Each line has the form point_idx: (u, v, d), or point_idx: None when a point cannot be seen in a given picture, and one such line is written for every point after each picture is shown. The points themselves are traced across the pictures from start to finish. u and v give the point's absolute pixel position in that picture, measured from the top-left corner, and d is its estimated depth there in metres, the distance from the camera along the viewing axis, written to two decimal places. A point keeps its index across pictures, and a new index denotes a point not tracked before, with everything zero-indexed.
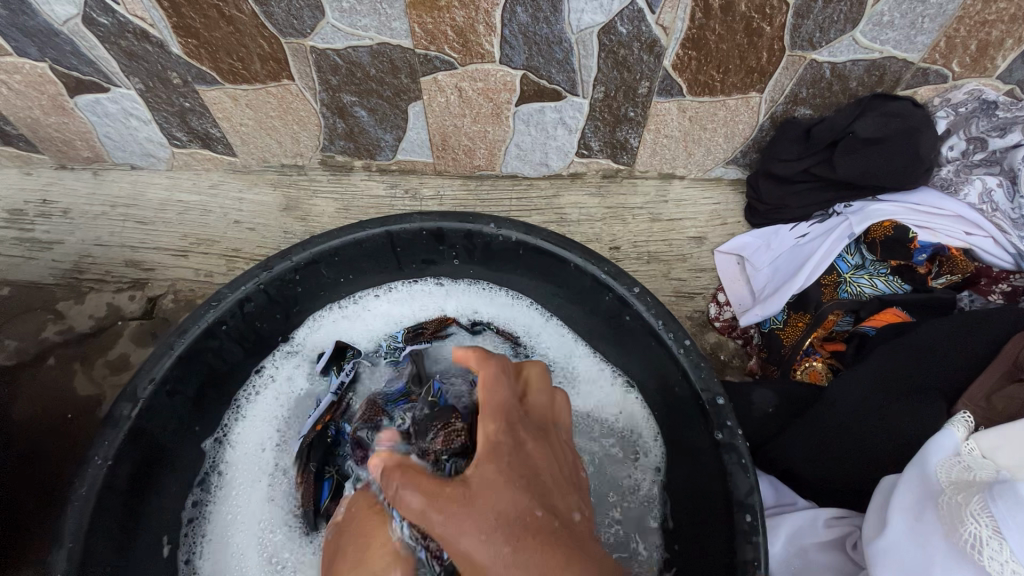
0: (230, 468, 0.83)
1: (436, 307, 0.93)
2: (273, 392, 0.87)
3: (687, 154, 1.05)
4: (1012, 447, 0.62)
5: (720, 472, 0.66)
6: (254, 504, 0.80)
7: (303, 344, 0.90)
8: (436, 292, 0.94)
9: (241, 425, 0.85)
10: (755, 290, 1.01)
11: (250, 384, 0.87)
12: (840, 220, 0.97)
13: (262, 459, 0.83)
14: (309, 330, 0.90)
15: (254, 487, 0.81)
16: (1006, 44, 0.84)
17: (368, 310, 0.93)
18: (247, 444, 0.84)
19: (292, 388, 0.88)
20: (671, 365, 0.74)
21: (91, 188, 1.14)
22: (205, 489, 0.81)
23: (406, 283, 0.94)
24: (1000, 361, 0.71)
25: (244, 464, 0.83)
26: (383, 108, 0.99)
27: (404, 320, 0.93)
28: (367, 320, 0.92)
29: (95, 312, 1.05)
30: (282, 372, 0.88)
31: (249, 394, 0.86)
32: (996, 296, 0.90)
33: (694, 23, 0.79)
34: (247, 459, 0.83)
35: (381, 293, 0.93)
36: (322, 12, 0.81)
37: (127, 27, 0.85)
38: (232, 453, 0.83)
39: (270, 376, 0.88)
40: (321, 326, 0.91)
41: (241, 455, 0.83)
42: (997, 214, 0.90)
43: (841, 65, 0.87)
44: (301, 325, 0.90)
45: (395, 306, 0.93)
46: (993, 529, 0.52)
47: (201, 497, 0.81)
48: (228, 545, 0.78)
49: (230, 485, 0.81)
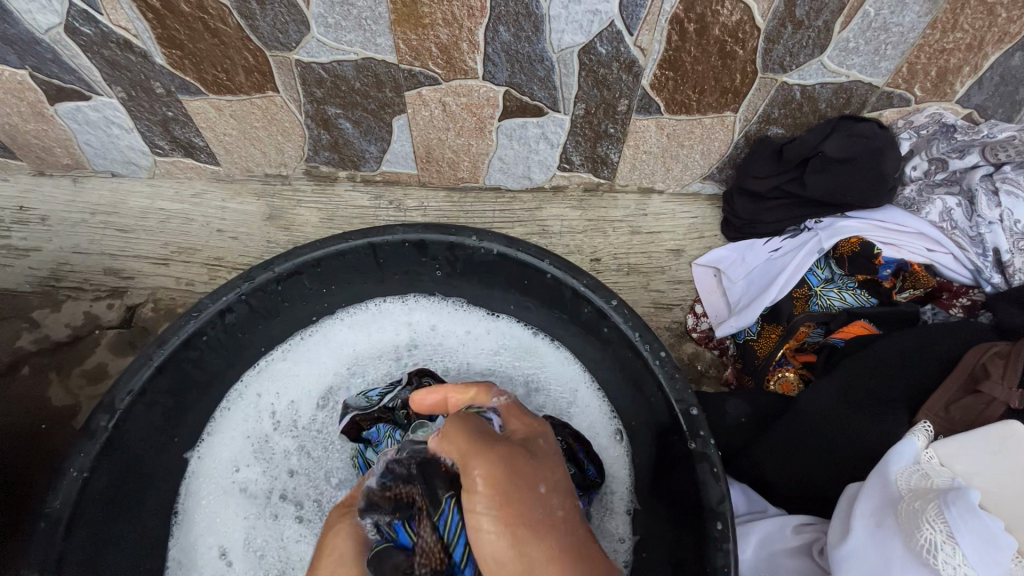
0: (205, 482, 0.83)
1: (401, 322, 0.95)
2: (244, 412, 0.87)
3: (666, 169, 1.08)
4: (968, 456, 0.66)
5: (692, 479, 0.68)
6: (235, 510, 0.82)
7: (269, 368, 0.89)
8: (400, 309, 0.96)
9: (212, 441, 0.85)
10: (730, 302, 1.04)
11: (223, 402, 0.87)
12: (809, 235, 1.00)
13: (233, 473, 0.84)
14: (281, 355, 0.91)
15: (230, 495, 0.83)
16: (963, 71, 0.88)
17: (328, 331, 0.93)
18: (221, 462, 0.84)
19: (261, 410, 0.88)
20: (646, 374, 0.76)
21: (69, 195, 1.13)
22: (177, 501, 0.81)
23: (371, 303, 0.95)
24: (959, 373, 0.75)
25: (218, 477, 0.84)
26: (368, 121, 1.00)
27: (369, 340, 0.94)
28: (330, 347, 0.93)
29: (71, 321, 1.04)
30: (251, 394, 0.88)
31: (221, 412, 0.86)
32: (957, 309, 0.94)
33: (671, 45, 0.82)
34: (221, 472, 0.84)
35: (346, 313, 0.94)
36: (307, 27, 0.82)
37: (110, 37, 0.85)
38: (205, 468, 0.84)
39: (240, 397, 0.88)
40: (292, 351, 0.91)
41: (218, 465, 0.84)
42: (956, 232, 0.94)
43: (810, 88, 0.91)
44: (273, 350, 0.90)
45: (363, 327, 0.94)
46: (947, 535, 0.56)
47: (176, 512, 0.81)
48: (213, 551, 0.80)
49: (203, 496, 0.82)
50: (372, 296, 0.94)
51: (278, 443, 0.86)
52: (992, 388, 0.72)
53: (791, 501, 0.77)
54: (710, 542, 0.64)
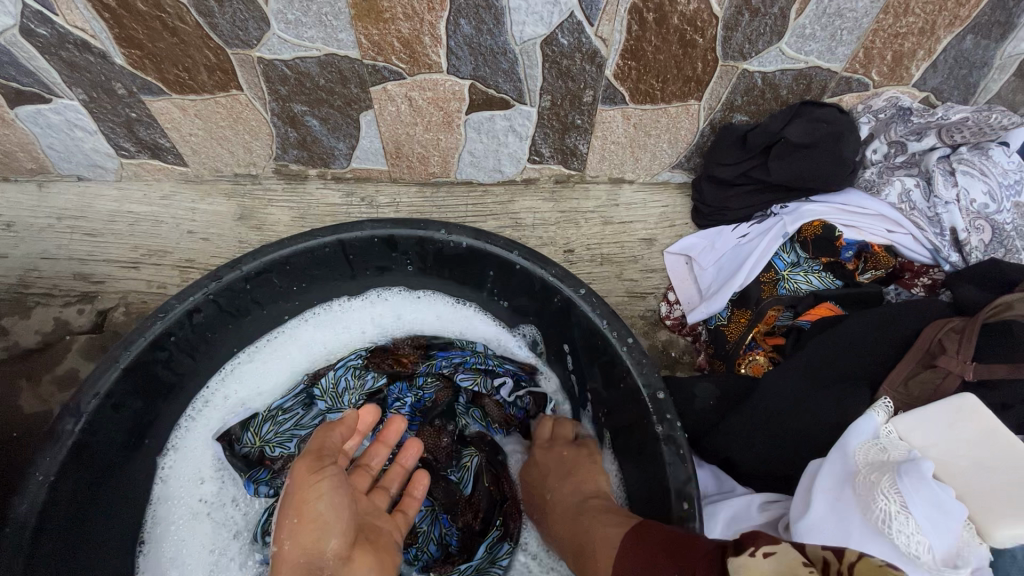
0: (172, 504, 0.81)
1: (367, 317, 0.94)
2: (208, 425, 0.85)
3: (635, 159, 1.09)
4: (924, 429, 0.67)
5: (660, 462, 0.69)
6: (199, 538, 0.80)
7: (247, 361, 0.89)
8: (368, 304, 0.95)
9: (175, 458, 0.83)
10: (702, 289, 1.05)
11: (187, 412, 0.85)
12: (776, 220, 1.02)
13: (199, 493, 0.82)
14: (246, 357, 0.89)
15: (196, 520, 0.81)
16: (918, 55, 0.90)
17: (295, 331, 0.92)
18: (185, 487, 0.82)
19: (225, 418, 0.86)
20: (613, 362, 0.77)
21: (35, 201, 1.11)
22: (145, 528, 0.80)
23: (338, 302, 0.94)
24: (916, 350, 0.76)
25: (182, 500, 0.81)
26: (335, 117, 1.00)
27: (336, 338, 0.93)
28: (296, 347, 0.92)
29: (41, 327, 1.02)
30: (217, 400, 0.87)
31: (185, 424, 0.84)
32: (919, 288, 0.96)
33: (632, 35, 0.83)
34: (186, 493, 0.82)
35: (312, 312, 0.93)
36: (267, 24, 0.82)
37: (68, 38, 0.84)
38: (169, 494, 0.81)
39: (203, 406, 0.86)
40: (259, 353, 0.90)
41: (183, 483, 0.82)
42: (915, 212, 0.96)
43: (771, 75, 0.92)
44: (239, 352, 0.89)
45: (329, 325, 0.93)
46: (901, 505, 0.58)
47: (143, 540, 0.79)
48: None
49: (171, 522, 0.80)
50: (341, 295, 0.93)
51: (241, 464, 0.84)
52: (947, 362, 0.74)
53: (760, 480, 0.78)
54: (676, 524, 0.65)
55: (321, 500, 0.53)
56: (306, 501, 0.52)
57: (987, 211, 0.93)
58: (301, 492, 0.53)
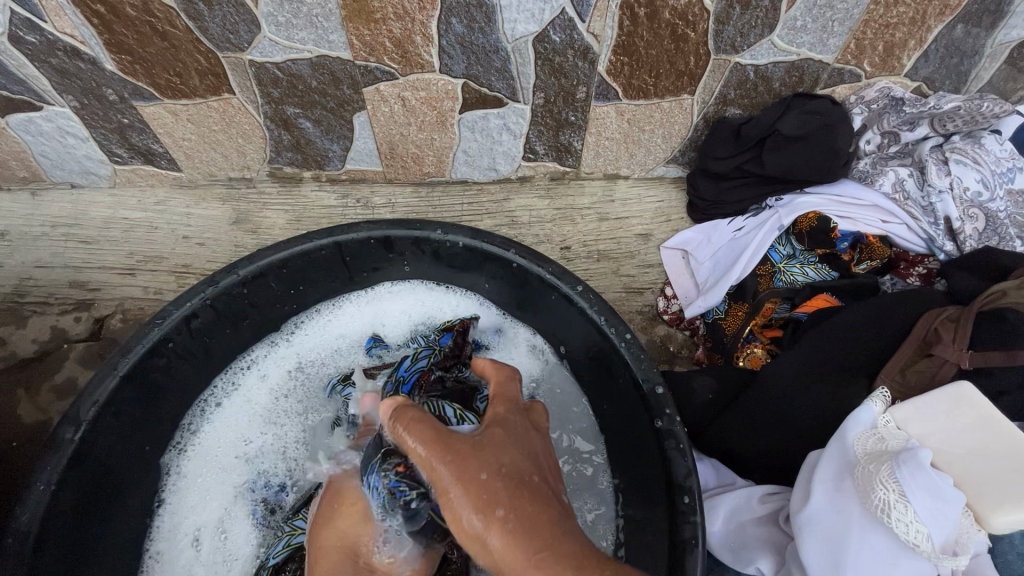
0: (208, 451, 0.84)
1: (385, 310, 0.95)
2: (245, 398, 0.88)
3: (629, 155, 1.09)
4: (922, 418, 0.67)
5: (660, 455, 0.69)
6: (222, 486, 0.81)
7: (316, 321, 0.94)
8: (386, 294, 0.96)
9: (218, 413, 0.86)
10: (699, 283, 1.05)
11: (226, 384, 0.88)
12: (771, 213, 1.02)
13: (235, 446, 0.84)
14: (265, 350, 0.91)
15: (223, 475, 0.82)
16: (909, 45, 0.90)
17: (316, 326, 0.94)
18: (222, 438, 0.85)
19: (264, 390, 0.89)
20: (612, 357, 0.77)
21: (29, 210, 1.11)
22: (173, 475, 0.82)
23: (355, 297, 0.95)
24: (913, 338, 0.77)
25: (217, 453, 0.84)
26: (328, 119, 1.00)
27: (352, 332, 0.94)
28: (314, 341, 0.93)
29: (38, 336, 1.02)
30: (250, 380, 0.89)
31: (229, 388, 0.88)
32: (914, 278, 0.96)
33: (623, 30, 0.83)
34: (223, 447, 0.84)
35: (329, 309, 0.94)
36: (257, 26, 0.81)
37: (57, 45, 0.83)
38: (203, 445, 0.84)
39: (235, 385, 0.89)
40: (289, 343, 0.92)
41: (218, 444, 0.84)
42: (909, 203, 0.96)
43: (763, 68, 0.92)
44: (257, 347, 0.91)
45: (344, 320, 0.94)
46: (899, 494, 0.58)
47: (167, 488, 0.81)
48: (186, 535, 0.79)
49: (199, 474, 0.82)
50: (357, 291, 0.95)
51: (281, 422, 0.86)
52: (944, 350, 0.74)
53: (760, 472, 0.79)
54: (679, 516, 0.65)
55: (356, 498, 0.61)
56: (347, 492, 0.62)
57: (980, 199, 0.94)
58: (329, 503, 0.62)
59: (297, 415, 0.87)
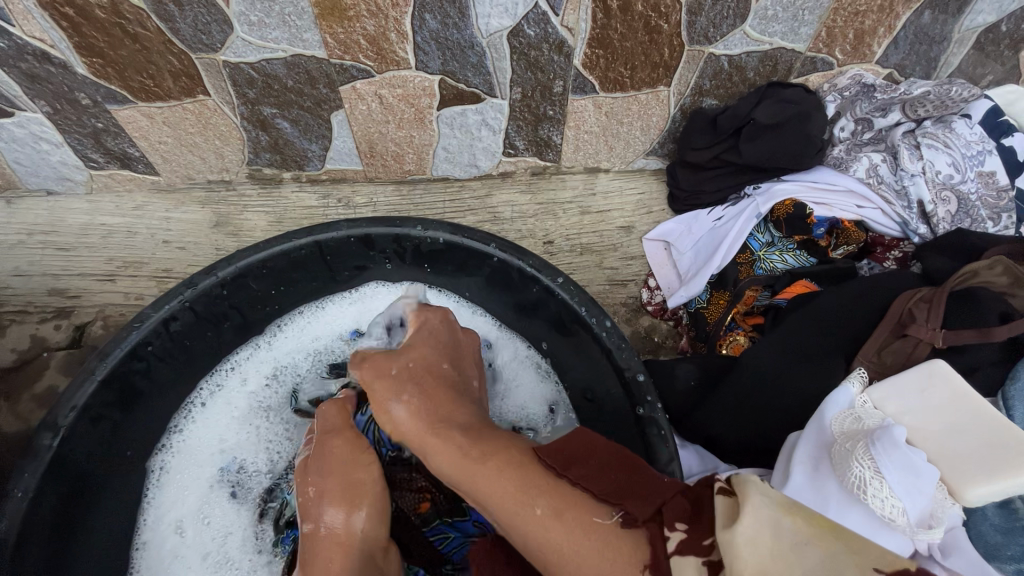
0: (188, 447, 0.84)
1: (371, 312, 0.96)
2: (227, 399, 0.88)
3: (609, 148, 1.09)
4: (900, 397, 0.68)
5: (642, 441, 0.70)
6: (202, 478, 0.83)
7: (295, 322, 0.93)
8: (371, 295, 0.96)
9: (199, 412, 0.86)
10: (681, 273, 1.06)
11: (206, 386, 0.88)
12: (749, 201, 1.03)
13: (216, 440, 0.86)
14: (249, 352, 0.91)
15: (201, 470, 0.83)
16: (879, 32, 0.92)
17: (300, 328, 0.93)
18: (206, 435, 0.85)
19: (247, 391, 0.89)
20: (593, 347, 0.77)
21: (4, 218, 1.09)
22: (152, 471, 0.82)
23: (340, 298, 0.95)
24: (888, 320, 0.78)
25: (197, 448, 0.85)
26: (306, 119, 0.99)
27: (338, 334, 0.94)
28: (298, 344, 0.93)
29: (17, 345, 1.00)
30: (232, 381, 0.89)
31: (210, 389, 0.88)
32: (890, 262, 0.98)
33: (597, 23, 0.84)
34: (205, 441, 0.85)
35: (313, 311, 0.94)
36: (230, 27, 0.81)
37: (26, 49, 0.82)
38: (183, 443, 0.84)
39: (218, 385, 0.88)
40: (273, 345, 0.92)
41: (198, 442, 0.85)
42: (883, 187, 0.97)
43: (737, 58, 0.93)
44: (239, 351, 0.90)
45: (330, 321, 0.95)
46: (874, 471, 0.59)
47: (147, 483, 0.82)
48: (170, 524, 0.80)
49: (178, 470, 0.83)
50: (342, 292, 0.95)
51: (262, 418, 0.88)
52: (918, 330, 0.75)
53: (741, 455, 0.80)
54: None
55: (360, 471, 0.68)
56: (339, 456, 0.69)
57: (952, 181, 0.95)
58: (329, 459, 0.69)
59: (279, 414, 0.88)
